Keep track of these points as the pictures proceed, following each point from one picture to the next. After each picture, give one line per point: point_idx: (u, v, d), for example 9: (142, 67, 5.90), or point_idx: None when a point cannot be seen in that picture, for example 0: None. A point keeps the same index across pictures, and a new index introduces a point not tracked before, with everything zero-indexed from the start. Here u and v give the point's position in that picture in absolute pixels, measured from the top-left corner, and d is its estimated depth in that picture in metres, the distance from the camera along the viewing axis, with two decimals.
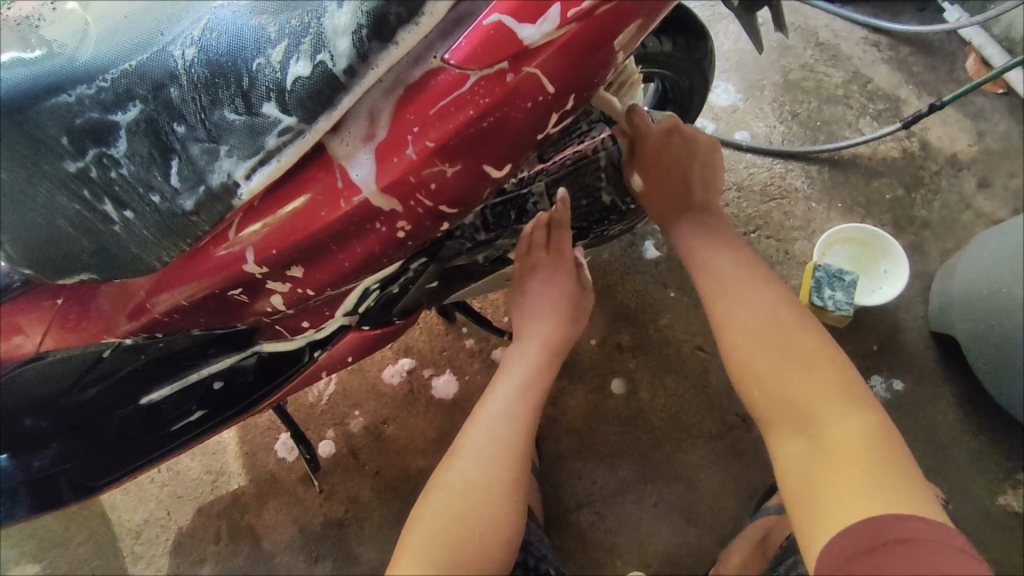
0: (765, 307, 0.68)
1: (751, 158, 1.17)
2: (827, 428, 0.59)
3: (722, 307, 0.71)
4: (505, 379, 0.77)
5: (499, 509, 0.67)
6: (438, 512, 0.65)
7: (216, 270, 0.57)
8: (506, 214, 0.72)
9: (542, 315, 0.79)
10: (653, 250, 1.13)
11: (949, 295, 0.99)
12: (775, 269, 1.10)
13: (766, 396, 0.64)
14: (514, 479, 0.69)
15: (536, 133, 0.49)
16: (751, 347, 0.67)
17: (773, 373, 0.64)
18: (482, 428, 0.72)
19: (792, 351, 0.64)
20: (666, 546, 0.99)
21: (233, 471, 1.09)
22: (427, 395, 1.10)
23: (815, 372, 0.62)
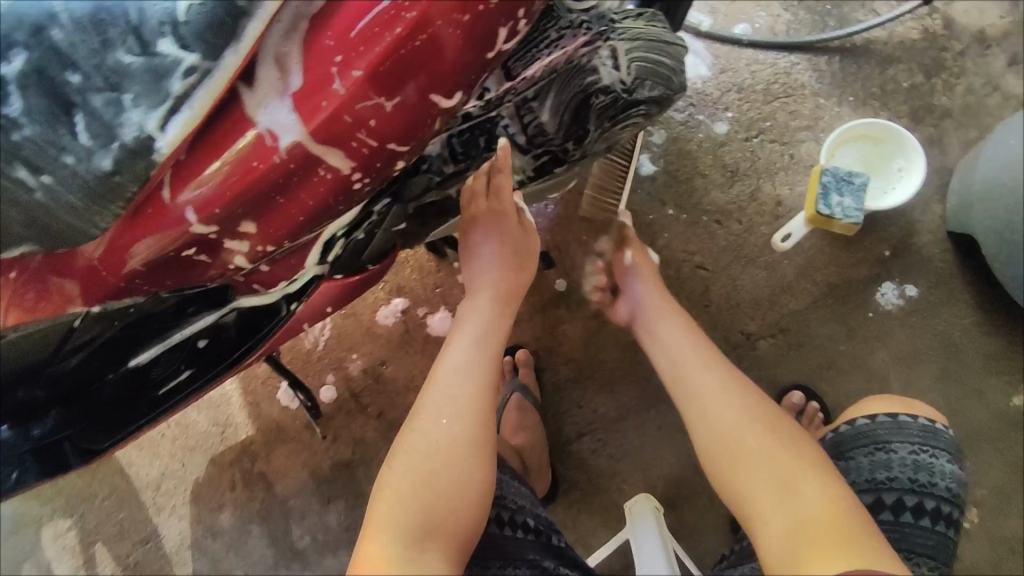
0: (732, 377, 0.71)
1: (752, 54, 1.07)
2: (812, 498, 0.57)
3: (688, 378, 0.73)
4: (460, 336, 0.75)
5: (463, 466, 0.64)
6: (406, 473, 0.62)
7: (161, 236, 0.52)
8: (474, 141, 0.65)
9: (491, 265, 0.80)
10: (649, 164, 1.06)
11: (967, 193, 0.92)
12: (780, 176, 1.03)
13: (733, 464, 0.63)
14: (475, 431, 0.66)
15: (489, 53, 0.43)
16: (726, 414, 0.67)
17: (749, 435, 0.64)
18: (440, 387, 0.69)
19: (776, 428, 0.64)
20: (669, 468, 0.99)
21: (240, 421, 1.11)
22: (423, 333, 1.08)
23: (793, 453, 0.61)
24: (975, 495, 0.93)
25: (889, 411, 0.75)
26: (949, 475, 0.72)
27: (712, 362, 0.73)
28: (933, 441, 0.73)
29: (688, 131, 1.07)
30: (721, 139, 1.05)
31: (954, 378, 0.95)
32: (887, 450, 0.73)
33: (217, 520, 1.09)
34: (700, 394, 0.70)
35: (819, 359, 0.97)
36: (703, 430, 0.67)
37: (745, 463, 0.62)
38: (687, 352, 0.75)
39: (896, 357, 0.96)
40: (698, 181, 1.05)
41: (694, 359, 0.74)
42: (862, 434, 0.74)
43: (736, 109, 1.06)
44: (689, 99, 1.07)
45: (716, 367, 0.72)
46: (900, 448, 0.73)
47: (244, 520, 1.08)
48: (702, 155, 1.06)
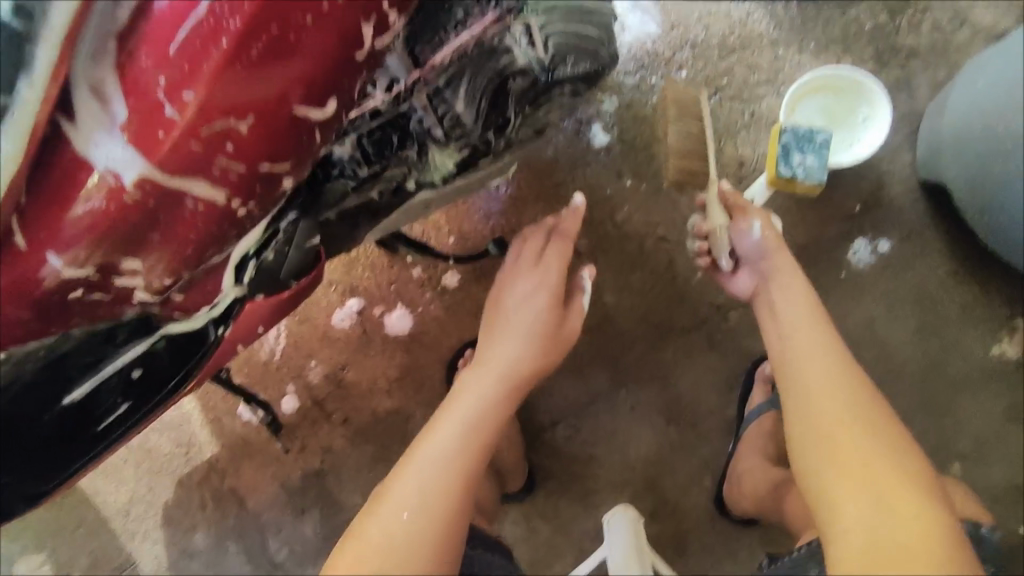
0: (852, 383, 0.70)
1: (705, 5, 0.99)
2: (900, 514, 0.57)
3: (801, 366, 0.72)
4: (452, 414, 0.72)
5: (422, 568, 0.60)
6: (353, 567, 0.58)
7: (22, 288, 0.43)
8: (387, 140, 0.58)
9: (512, 339, 0.79)
10: (603, 135, 1.00)
11: (936, 139, 0.86)
12: (742, 135, 0.97)
13: (828, 462, 0.64)
14: (441, 530, 0.63)
15: (355, 52, 0.39)
16: (830, 413, 0.67)
17: (859, 443, 0.64)
18: (415, 473, 0.66)
19: (887, 437, 0.64)
20: (646, 448, 0.96)
21: (203, 439, 1.07)
22: (382, 333, 1.03)
23: (893, 464, 0.61)
24: (958, 449, 0.90)
25: None
26: None
27: (831, 357, 0.72)
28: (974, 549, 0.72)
29: (642, 94, 1.00)
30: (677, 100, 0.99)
31: (931, 333, 0.91)
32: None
33: (191, 541, 1.06)
34: (817, 390, 0.70)
35: None
36: (801, 417, 0.69)
37: (844, 456, 0.63)
38: (823, 348, 0.73)
39: (871, 316, 0.92)
40: (656, 148, 0.99)
41: (817, 344, 0.73)
42: None
43: (691, 66, 0.99)
44: (640, 60, 0.99)
45: (850, 367, 0.71)
46: None
47: (220, 538, 1.06)
48: (659, 120, 0.99)
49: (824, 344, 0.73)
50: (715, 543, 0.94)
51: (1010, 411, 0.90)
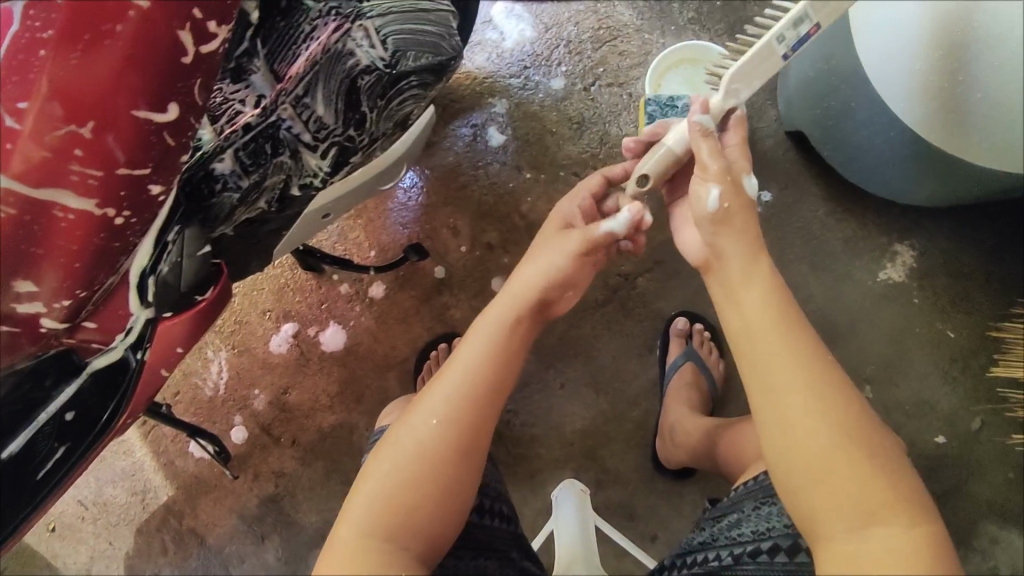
0: (834, 390, 0.51)
1: (575, 6, 1.09)
2: (880, 532, 0.47)
3: (768, 378, 0.52)
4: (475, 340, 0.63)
5: (452, 486, 0.57)
6: (387, 484, 0.56)
7: None
8: (261, 150, 0.63)
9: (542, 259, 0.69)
10: (498, 136, 1.07)
11: (788, 91, 0.95)
12: (624, 117, 1.06)
13: (797, 477, 0.50)
14: (472, 439, 0.58)
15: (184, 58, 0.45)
16: (812, 442, 0.49)
17: (839, 460, 0.49)
18: (452, 384, 0.60)
19: (857, 439, 0.49)
20: (581, 421, 0.99)
21: (158, 484, 1.08)
22: (318, 352, 1.07)
23: (862, 462, 0.49)
24: (867, 373, 0.96)
25: None
26: None
27: (800, 357, 0.52)
28: None
29: (529, 93, 1.08)
30: (560, 94, 1.07)
31: (823, 269, 0.98)
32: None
33: None
34: (786, 424, 0.51)
35: (695, 282, 1.00)
36: (779, 450, 0.51)
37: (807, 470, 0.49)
38: (792, 361, 0.52)
39: None
40: (548, 140, 1.06)
41: (785, 339, 0.53)
42: None
43: (568, 62, 1.08)
44: (522, 63, 1.08)
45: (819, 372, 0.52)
46: None
47: None
48: (547, 114, 1.07)
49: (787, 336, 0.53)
50: (659, 504, 0.96)
51: (906, 329, 0.96)
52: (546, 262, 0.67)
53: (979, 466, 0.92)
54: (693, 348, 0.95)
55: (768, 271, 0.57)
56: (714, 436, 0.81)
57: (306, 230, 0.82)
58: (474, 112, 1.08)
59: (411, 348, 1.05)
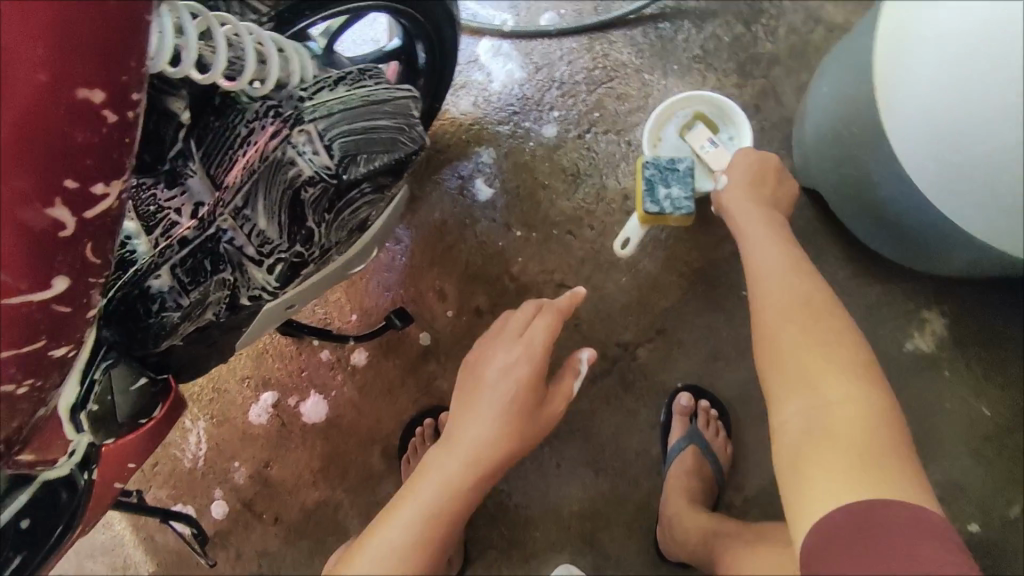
0: (816, 300, 0.62)
1: (568, 43, 0.99)
2: (821, 397, 0.55)
3: (763, 300, 0.65)
4: (413, 497, 0.60)
5: None
6: None
7: None
8: (202, 266, 0.57)
9: (484, 415, 0.66)
10: (486, 189, 0.99)
11: (804, 145, 0.85)
12: (622, 168, 0.96)
13: (782, 371, 0.59)
14: None
15: (61, 232, 0.38)
16: (791, 341, 0.60)
17: (796, 348, 0.59)
18: (374, 553, 0.55)
19: (829, 345, 0.58)
20: (579, 503, 0.91)
21: (138, 560, 1.04)
22: (299, 424, 1.01)
23: (829, 353, 0.58)
24: None
25: None
26: None
27: (797, 271, 0.66)
28: None
29: (519, 142, 0.99)
30: (553, 143, 0.98)
31: None
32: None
33: None
34: (780, 321, 0.62)
35: (703, 352, 0.91)
36: (765, 346, 0.62)
37: (780, 348, 0.60)
38: (801, 284, 0.64)
39: None
40: (540, 194, 0.97)
41: (788, 264, 0.66)
42: None
43: (561, 106, 0.99)
44: (511, 109, 1.00)
45: (807, 282, 0.64)
46: None
47: None
48: (539, 164, 0.98)
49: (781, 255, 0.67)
50: None
51: (936, 404, 0.87)
52: (483, 421, 0.65)
53: (1018, 561, 0.83)
54: (696, 430, 0.87)
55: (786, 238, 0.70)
56: (713, 545, 0.75)
57: (270, 324, 0.76)
58: (461, 162, 1.00)
59: (397, 421, 0.98)
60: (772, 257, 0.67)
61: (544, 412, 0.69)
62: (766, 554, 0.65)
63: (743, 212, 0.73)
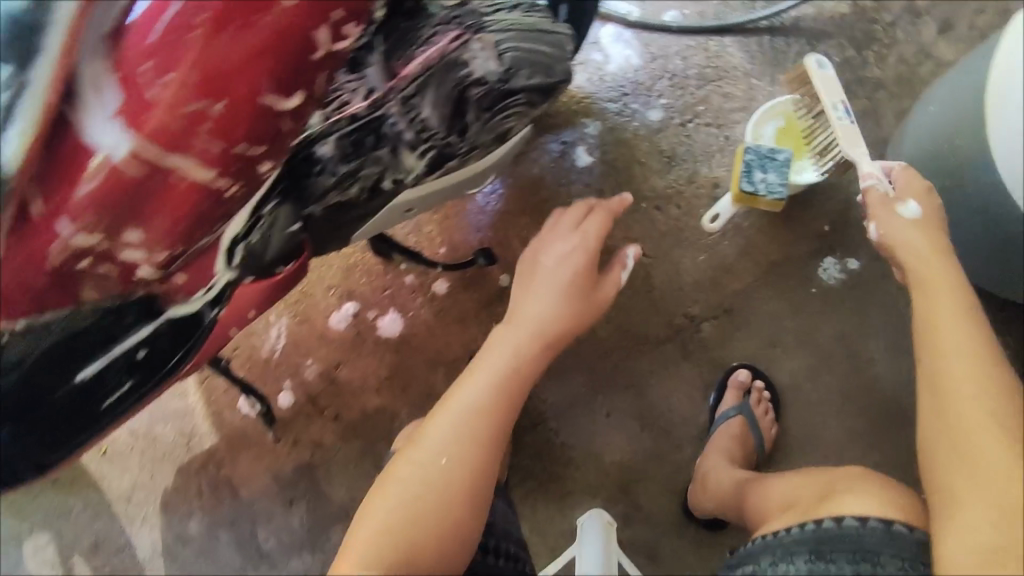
0: (994, 367, 0.59)
1: (684, 40, 1.07)
2: (981, 460, 0.54)
3: (942, 360, 0.61)
4: (482, 369, 0.74)
5: (460, 510, 0.66)
6: (395, 504, 0.64)
7: (34, 260, 0.49)
8: (363, 141, 0.65)
9: (549, 292, 0.77)
10: (585, 157, 1.07)
11: (898, 161, 0.91)
12: (717, 159, 1.04)
13: (955, 455, 0.56)
14: (474, 471, 0.67)
15: (312, 55, 0.48)
16: (965, 413, 0.57)
17: (966, 402, 0.57)
18: (453, 414, 0.70)
19: (1002, 414, 0.56)
20: (620, 453, 0.99)
21: (204, 430, 1.14)
22: (374, 335, 1.10)
23: (1002, 425, 0.55)
24: None
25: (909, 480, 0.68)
26: None
27: (971, 324, 0.62)
28: None
29: (623, 121, 1.07)
30: (655, 126, 1.06)
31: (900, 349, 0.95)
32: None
33: (186, 527, 1.12)
34: (952, 390, 0.59)
35: (764, 336, 0.98)
36: (934, 419, 0.59)
37: (952, 426, 0.57)
38: (973, 346, 0.60)
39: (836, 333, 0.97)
40: (636, 169, 1.05)
41: (960, 313, 0.63)
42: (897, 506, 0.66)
43: (669, 95, 1.07)
44: (622, 90, 1.08)
45: (985, 350, 0.60)
46: None
47: (213, 525, 1.11)
48: (638, 143, 1.06)
49: (963, 315, 0.63)
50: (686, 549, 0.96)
51: None
52: (540, 300, 0.77)
53: None
54: (751, 406, 0.92)
55: (959, 282, 0.66)
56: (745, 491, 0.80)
57: (384, 225, 0.85)
58: (567, 129, 1.08)
59: (464, 349, 1.07)
60: (948, 302, 0.64)
61: (599, 295, 0.79)
62: (788, 478, 0.74)
63: (926, 265, 0.68)
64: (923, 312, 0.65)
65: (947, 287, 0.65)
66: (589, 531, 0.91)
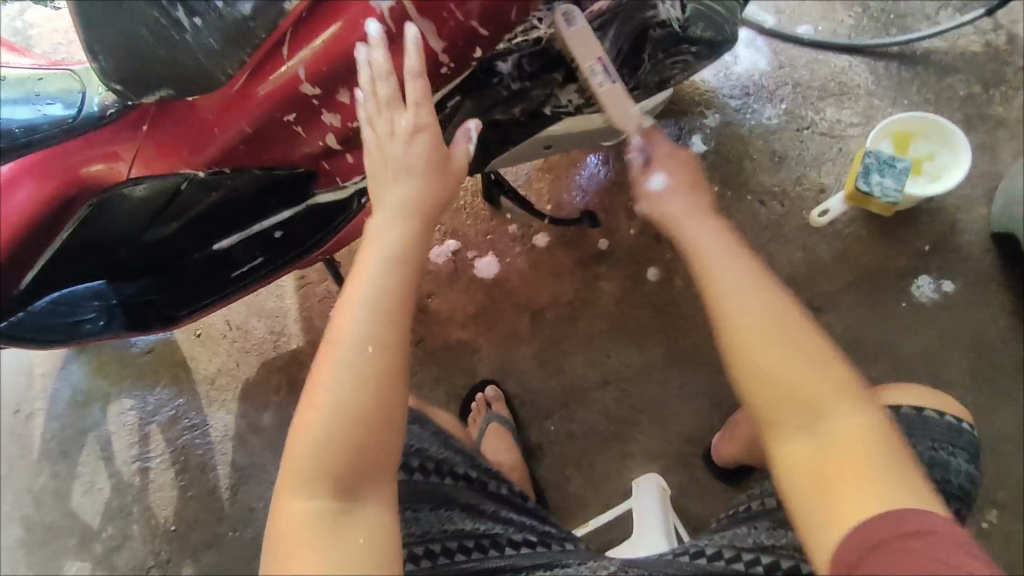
0: (774, 298, 0.56)
1: (812, 53, 1.13)
2: (830, 424, 0.52)
3: (728, 315, 0.56)
4: (373, 253, 0.59)
5: (391, 409, 0.55)
6: (318, 437, 0.53)
7: (251, 109, 0.68)
8: (544, 62, 0.72)
9: (406, 173, 0.62)
10: (700, 144, 1.12)
11: (1011, 194, 0.95)
12: (828, 167, 1.09)
13: (763, 396, 0.54)
14: (399, 360, 0.55)
15: None
16: (778, 359, 0.54)
17: (777, 353, 0.54)
18: (359, 311, 0.56)
19: (805, 352, 0.54)
20: (688, 424, 1.04)
21: (293, 332, 1.21)
22: (469, 274, 1.15)
23: (802, 356, 0.54)
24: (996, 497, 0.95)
25: (915, 405, 0.78)
26: (963, 472, 0.75)
27: (751, 280, 0.57)
28: (957, 440, 0.77)
29: (740, 117, 1.13)
30: (772, 128, 1.11)
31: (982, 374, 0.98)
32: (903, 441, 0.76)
33: (260, 418, 1.19)
34: (746, 347, 0.55)
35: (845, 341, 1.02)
36: (741, 370, 0.55)
37: (790, 381, 0.53)
38: (752, 306, 0.56)
39: (926, 349, 0.99)
40: (746, 163, 1.10)
41: (745, 279, 0.57)
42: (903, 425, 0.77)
43: (790, 101, 1.12)
44: (746, 90, 1.13)
45: (760, 292, 0.57)
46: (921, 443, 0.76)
47: (286, 420, 1.19)
48: (752, 140, 1.11)
49: (738, 270, 0.58)
50: None
51: None
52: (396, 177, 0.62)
53: None
54: None
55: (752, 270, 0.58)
56: None
57: (520, 155, 0.92)
58: (684, 118, 1.13)
59: (552, 301, 1.12)
60: (742, 270, 0.58)
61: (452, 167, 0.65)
62: None
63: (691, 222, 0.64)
64: (723, 272, 0.58)
65: (769, 302, 0.56)
66: (643, 490, 0.97)
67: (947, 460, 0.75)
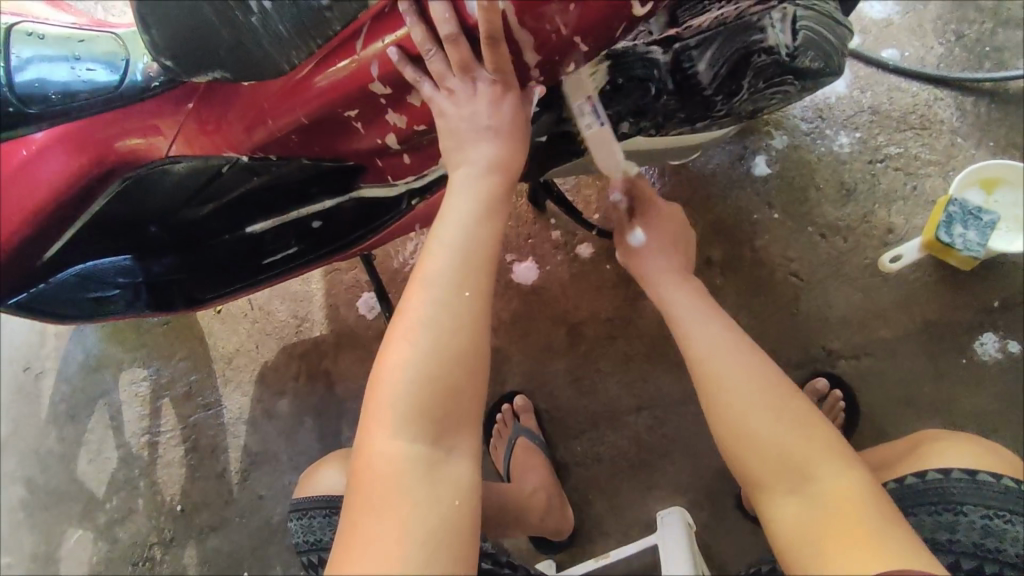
0: (751, 366, 0.64)
1: (895, 80, 1.06)
2: (819, 485, 0.56)
3: (713, 384, 0.64)
4: (448, 212, 0.58)
5: (472, 366, 0.54)
6: (396, 391, 0.53)
7: (314, 101, 0.61)
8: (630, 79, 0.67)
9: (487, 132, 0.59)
10: (764, 167, 1.06)
11: None
12: (898, 205, 1.02)
13: (757, 461, 0.59)
14: (480, 318, 0.55)
15: None
16: (760, 424, 0.59)
17: (763, 425, 0.59)
18: (436, 272, 0.55)
19: (788, 413, 0.59)
20: (721, 461, 1.00)
21: (316, 319, 1.17)
22: (506, 278, 1.10)
23: (784, 422, 0.59)
24: None
25: (967, 468, 0.70)
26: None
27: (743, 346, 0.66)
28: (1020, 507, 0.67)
29: (810, 143, 1.06)
30: (843, 157, 1.04)
31: None
32: (955, 511, 0.68)
33: (276, 404, 1.16)
34: (739, 412, 0.61)
35: (897, 394, 0.97)
36: (722, 426, 0.62)
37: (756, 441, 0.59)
38: (725, 362, 0.65)
39: (981, 408, 0.95)
40: (811, 192, 1.04)
41: (721, 335, 0.68)
42: (936, 492, 0.70)
43: (865, 130, 1.05)
44: (818, 112, 1.06)
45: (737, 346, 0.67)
46: (972, 511, 0.68)
47: (302, 409, 1.15)
48: (820, 168, 1.05)
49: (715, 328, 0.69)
50: None
51: None
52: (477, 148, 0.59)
53: None
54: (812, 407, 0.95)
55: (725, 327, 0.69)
56: None
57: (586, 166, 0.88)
58: (751, 136, 1.07)
59: (592, 316, 1.07)
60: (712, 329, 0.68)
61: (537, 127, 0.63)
62: None
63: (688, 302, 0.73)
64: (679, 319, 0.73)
65: (747, 360, 0.64)
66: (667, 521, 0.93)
67: (1003, 529, 0.67)
